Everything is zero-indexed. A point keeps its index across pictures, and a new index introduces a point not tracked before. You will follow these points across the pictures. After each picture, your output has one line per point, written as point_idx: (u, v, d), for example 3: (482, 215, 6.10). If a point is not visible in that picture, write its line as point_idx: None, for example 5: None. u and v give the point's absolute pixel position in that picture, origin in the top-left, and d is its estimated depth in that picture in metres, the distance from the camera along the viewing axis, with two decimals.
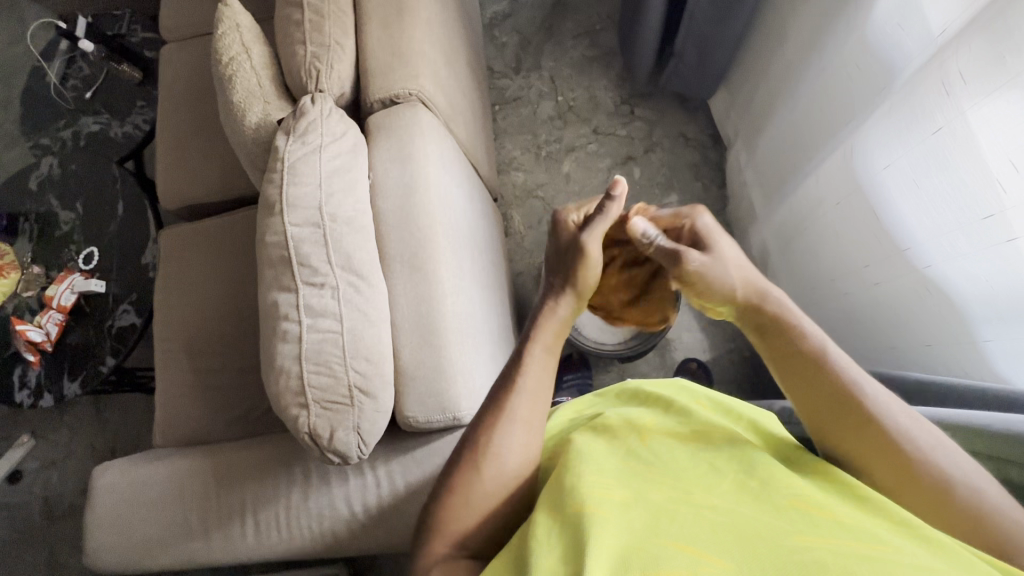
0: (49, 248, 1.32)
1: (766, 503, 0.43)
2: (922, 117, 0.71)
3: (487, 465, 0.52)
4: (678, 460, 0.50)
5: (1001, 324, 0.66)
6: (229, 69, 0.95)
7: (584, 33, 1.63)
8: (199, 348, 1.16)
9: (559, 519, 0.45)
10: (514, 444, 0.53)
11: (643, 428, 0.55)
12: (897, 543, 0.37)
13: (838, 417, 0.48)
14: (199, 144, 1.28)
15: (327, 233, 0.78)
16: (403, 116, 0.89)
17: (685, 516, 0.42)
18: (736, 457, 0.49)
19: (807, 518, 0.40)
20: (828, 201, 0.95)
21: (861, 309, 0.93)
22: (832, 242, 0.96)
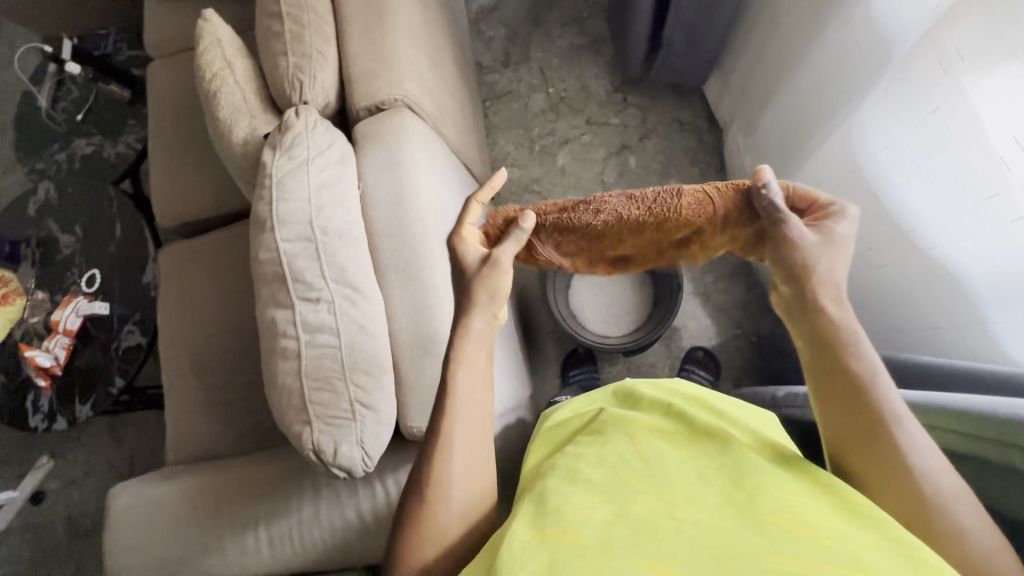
0: (52, 273, 1.33)
1: (750, 517, 0.43)
2: (920, 94, 0.69)
3: (436, 496, 0.54)
4: (668, 471, 0.50)
5: (1008, 307, 0.64)
6: (213, 84, 0.94)
7: (572, 21, 1.61)
8: (205, 364, 1.17)
9: (538, 534, 0.44)
10: (461, 471, 0.55)
11: (637, 434, 0.57)
12: (875, 562, 0.37)
13: (857, 438, 0.49)
14: (191, 160, 1.27)
15: (320, 247, 0.78)
16: (389, 123, 0.88)
17: (667, 533, 0.42)
18: (727, 467, 0.49)
19: (786, 534, 0.40)
20: (830, 182, 0.92)
21: (866, 293, 0.91)
22: None
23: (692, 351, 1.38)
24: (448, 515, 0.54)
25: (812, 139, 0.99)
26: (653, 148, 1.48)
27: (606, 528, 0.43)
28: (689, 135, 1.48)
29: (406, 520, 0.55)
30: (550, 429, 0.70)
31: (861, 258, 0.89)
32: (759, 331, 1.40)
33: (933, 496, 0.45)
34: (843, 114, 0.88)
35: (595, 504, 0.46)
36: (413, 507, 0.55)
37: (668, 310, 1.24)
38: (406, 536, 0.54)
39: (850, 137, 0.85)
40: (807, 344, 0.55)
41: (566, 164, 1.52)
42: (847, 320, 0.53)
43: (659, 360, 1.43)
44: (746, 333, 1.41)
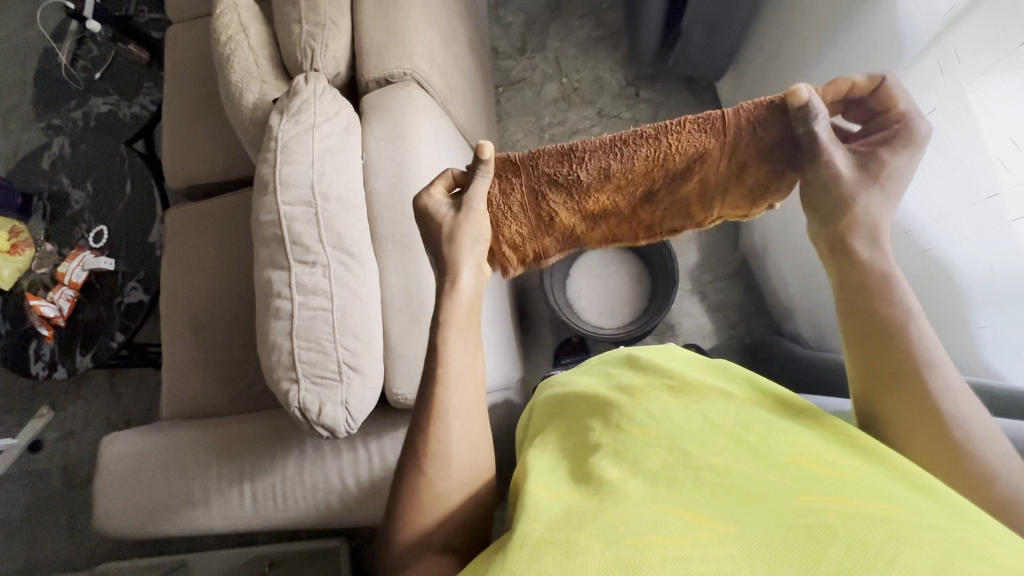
0: (62, 226, 1.36)
1: (766, 460, 0.44)
2: (922, 97, 0.69)
3: (439, 464, 0.56)
4: (675, 422, 0.52)
5: (999, 310, 0.64)
6: (228, 48, 0.96)
7: (590, 12, 1.60)
8: (202, 324, 1.19)
9: (556, 496, 0.47)
10: (461, 442, 0.57)
11: (640, 394, 0.59)
12: (894, 499, 0.39)
13: (886, 385, 0.50)
14: (203, 124, 1.29)
15: (319, 212, 0.79)
16: (397, 95, 0.89)
17: (686, 480, 0.43)
18: (734, 420, 0.51)
19: (805, 475, 0.42)
20: None
21: None
22: None
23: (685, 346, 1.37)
24: (448, 483, 0.56)
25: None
26: None
27: (623, 483, 0.45)
28: None
29: (406, 491, 0.56)
30: (555, 395, 0.73)
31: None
32: (753, 333, 1.40)
33: (962, 442, 0.46)
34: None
35: (610, 464, 0.49)
36: (411, 479, 0.56)
37: (664, 303, 1.24)
38: (406, 504, 0.56)
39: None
40: (839, 290, 0.55)
41: None
42: (884, 263, 0.53)
43: None
44: (740, 334, 1.41)
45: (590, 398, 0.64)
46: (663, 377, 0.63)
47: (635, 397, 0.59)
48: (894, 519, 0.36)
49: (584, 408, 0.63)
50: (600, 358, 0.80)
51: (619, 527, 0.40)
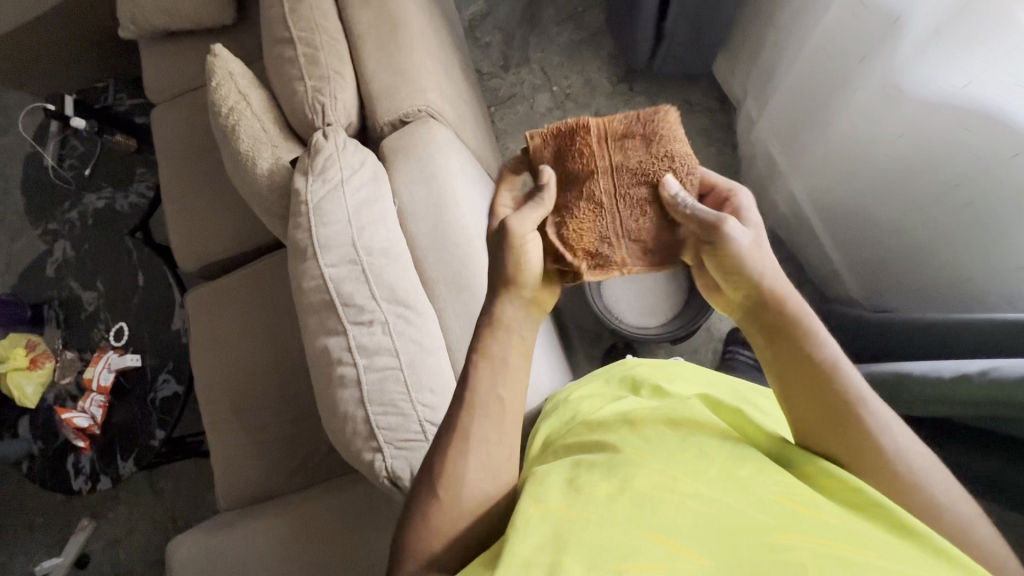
0: (78, 331, 1.31)
1: (750, 493, 0.40)
2: (1005, 16, 0.63)
3: (472, 471, 0.49)
4: (668, 446, 0.46)
5: None
6: (230, 119, 0.93)
7: (567, 18, 1.60)
8: (245, 405, 1.14)
9: (541, 509, 0.42)
10: (476, 463, 0.49)
11: (637, 417, 0.53)
12: (873, 542, 0.35)
13: (831, 432, 0.45)
14: (208, 199, 1.26)
15: (366, 268, 0.76)
16: (418, 134, 0.86)
17: (670, 505, 0.39)
18: (729, 446, 0.46)
19: (789, 512, 0.38)
20: (876, 139, 0.89)
21: (930, 245, 0.88)
22: (900, 182, 0.88)
23: (734, 330, 1.34)
24: (455, 509, 0.48)
25: (852, 91, 0.91)
26: None
27: (608, 504, 0.40)
28: (701, 116, 1.47)
29: (415, 512, 0.48)
30: (574, 408, 0.67)
31: (932, 201, 0.83)
32: None
33: (905, 473, 0.43)
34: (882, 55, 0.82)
35: (596, 481, 0.43)
36: (423, 498, 0.49)
37: None
38: (410, 527, 0.48)
39: (910, 81, 0.77)
40: (766, 341, 0.50)
41: None
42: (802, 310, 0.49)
43: (702, 346, 1.40)
44: None
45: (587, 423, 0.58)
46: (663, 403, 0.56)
47: (634, 422, 0.52)
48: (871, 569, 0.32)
49: (584, 431, 0.56)
50: (588, 379, 0.75)
51: (593, 555, 0.36)
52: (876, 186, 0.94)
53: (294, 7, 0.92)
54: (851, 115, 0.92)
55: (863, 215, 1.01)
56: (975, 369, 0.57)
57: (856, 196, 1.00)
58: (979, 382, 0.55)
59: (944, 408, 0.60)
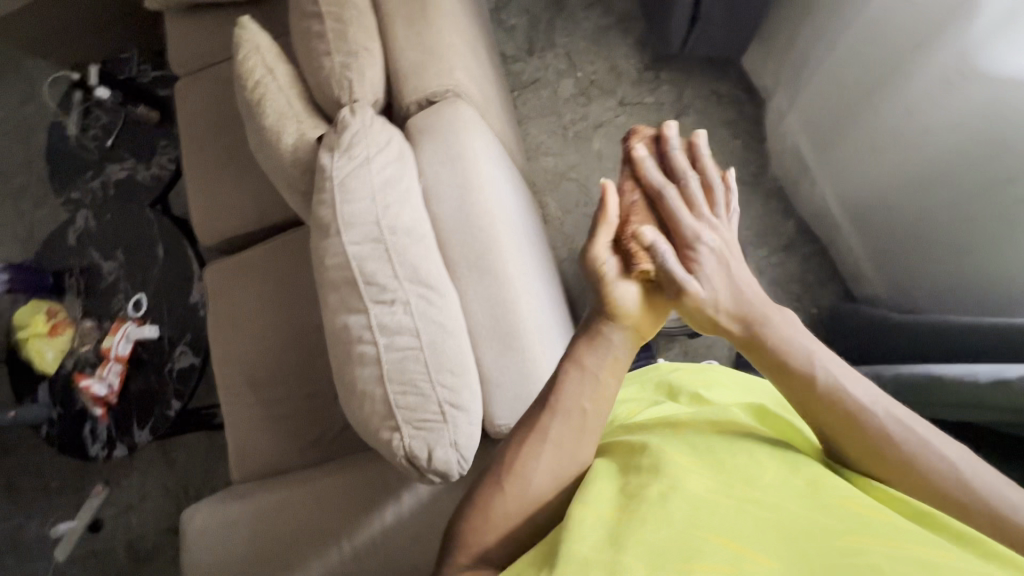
0: (98, 300, 1.32)
1: (814, 503, 0.42)
2: None
3: (545, 454, 0.50)
4: (718, 452, 0.48)
5: None
6: (257, 93, 0.92)
7: (595, 2, 1.57)
8: (261, 379, 1.15)
9: (596, 513, 0.44)
10: (547, 448, 0.50)
11: (679, 422, 0.54)
12: (939, 545, 0.38)
13: (862, 454, 0.45)
14: (229, 172, 1.26)
15: (390, 247, 0.76)
16: (444, 114, 0.85)
17: (728, 509, 0.41)
18: (780, 455, 0.47)
19: (854, 516, 0.40)
20: (930, 127, 0.85)
21: (970, 244, 0.86)
22: (948, 175, 0.85)
23: None
24: (516, 499, 0.49)
25: (908, 74, 0.86)
26: (691, 124, 1.45)
27: (663, 501, 0.43)
28: (728, 108, 1.44)
29: (482, 485, 0.51)
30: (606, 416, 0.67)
31: (980, 200, 0.82)
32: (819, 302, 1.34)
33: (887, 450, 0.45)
34: (949, 36, 0.77)
35: (646, 480, 0.46)
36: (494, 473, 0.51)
37: None
38: (471, 512, 0.50)
39: (983, 62, 0.73)
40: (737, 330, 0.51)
41: (601, 148, 1.50)
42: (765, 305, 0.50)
43: (717, 341, 1.38)
44: None
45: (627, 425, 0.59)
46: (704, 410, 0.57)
47: (676, 427, 0.53)
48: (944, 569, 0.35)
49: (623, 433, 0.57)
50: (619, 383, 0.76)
51: (653, 552, 0.39)
52: (923, 180, 0.90)
53: None
54: (906, 101, 0.88)
55: (898, 211, 0.98)
56: (1015, 375, 0.56)
57: (894, 190, 0.97)
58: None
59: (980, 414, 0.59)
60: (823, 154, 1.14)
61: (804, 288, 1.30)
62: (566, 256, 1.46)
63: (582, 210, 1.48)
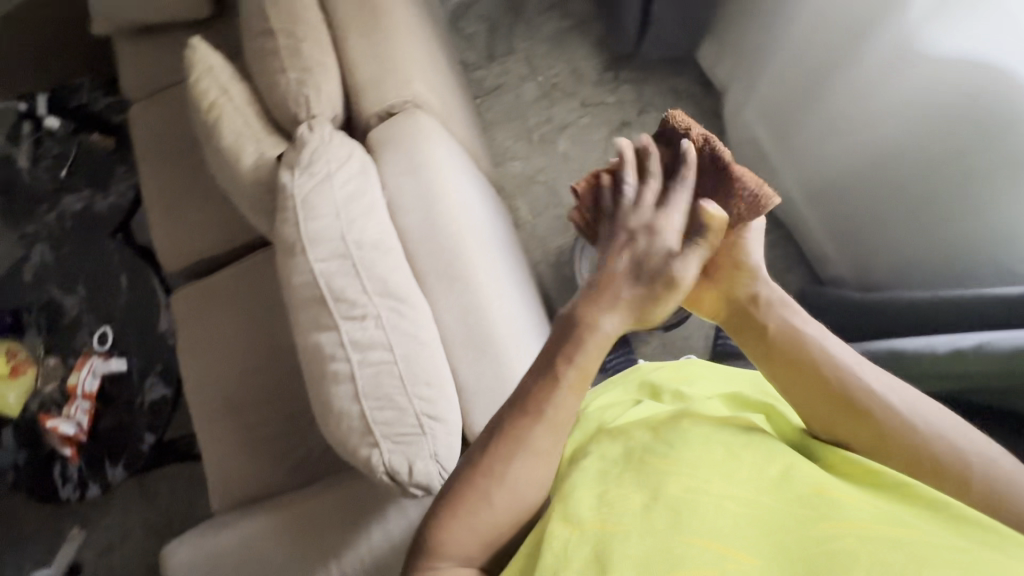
0: (61, 336, 1.28)
1: (789, 494, 0.43)
2: None
3: (516, 457, 0.48)
4: (696, 445, 0.48)
5: None
6: (212, 114, 0.91)
7: (551, 7, 1.59)
8: (238, 405, 1.12)
9: (578, 527, 0.45)
10: (522, 455, 0.49)
11: (654, 419, 0.54)
12: (911, 524, 0.39)
13: (876, 447, 0.46)
14: (191, 197, 1.23)
15: (357, 262, 0.75)
16: (404, 125, 0.85)
17: (707, 508, 0.43)
18: (756, 446, 0.48)
19: (828, 503, 0.42)
20: (882, 112, 0.88)
21: (925, 219, 0.89)
22: (901, 153, 0.88)
23: None
24: (491, 503, 0.49)
25: (857, 54, 0.88)
26: (653, 121, 1.48)
27: (645, 513, 0.44)
28: (687, 103, 1.47)
29: (454, 489, 0.50)
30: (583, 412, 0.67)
31: (929, 174, 0.85)
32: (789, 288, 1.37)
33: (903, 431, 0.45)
34: (889, 25, 0.81)
35: (627, 488, 0.47)
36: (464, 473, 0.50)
37: None
38: (443, 517, 0.49)
39: (926, 45, 0.76)
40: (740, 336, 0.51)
41: (567, 149, 1.51)
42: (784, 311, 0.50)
43: (694, 332, 1.40)
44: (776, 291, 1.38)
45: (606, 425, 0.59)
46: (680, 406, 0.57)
47: (652, 425, 0.53)
48: (912, 544, 0.37)
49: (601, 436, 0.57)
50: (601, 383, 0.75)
51: (642, 563, 0.41)
52: (878, 158, 0.92)
53: None
54: (857, 81, 0.90)
55: (859, 192, 1.00)
56: (969, 345, 0.59)
57: (851, 173, 1.00)
58: (979, 358, 0.57)
59: (939, 385, 0.62)
60: (780, 144, 1.17)
61: (773, 274, 1.33)
62: (541, 259, 1.47)
63: (553, 212, 1.49)
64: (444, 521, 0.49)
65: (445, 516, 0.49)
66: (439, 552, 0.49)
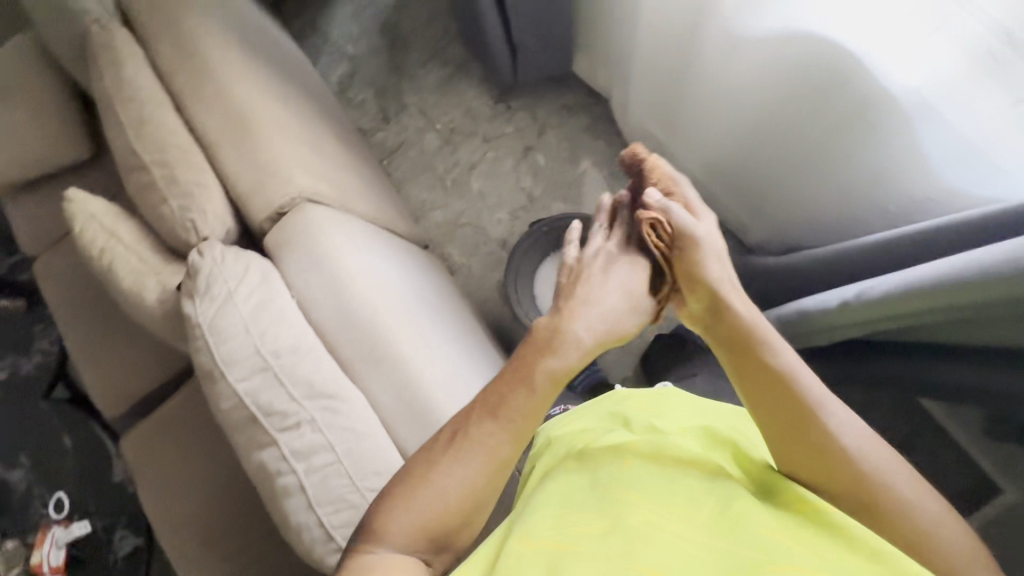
0: (15, 516, 1.21)
1: (742, 534, 0.45)
2: None
3: (464, 448, 0.52)
4: (659, 487, 0.51)
5: (972, 100, 0.58)
6: (105, 259, 0.89)
7: (430, 57, 1.64)
8: (213, 535, 1.08)
9: (533, 548, 0.47)
10: (471, 451, 0.52)
11: (627, 452, 0.56)
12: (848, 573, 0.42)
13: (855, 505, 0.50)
14: (116, 338, 1.20)
15: (278, 371, 0.74)
16: (296, 223, 0.86)
17: (660, 543, 0.45)
18: (716, 489, 0.50)
19: (775, 547, 0.44)
20: (737, 90, 0.92)
21: (810, 173, 0.93)
22: (768, 120, 0.92)
23: None
24: (435, 491, 0.51)
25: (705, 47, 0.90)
26: (554, 139, 1.52)
27: (601, 540, 0.46)
28: (580, 115, 1.52)
29: (405, 478, 0.53)
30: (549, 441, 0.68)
31: (798, 134, 0.88)
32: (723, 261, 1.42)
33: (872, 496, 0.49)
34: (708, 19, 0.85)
35: (589, 519, 0.49)
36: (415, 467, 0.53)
37: None
38: (389, 506, 0.52)
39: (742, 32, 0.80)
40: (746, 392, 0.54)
41: (482, 186, 1.54)
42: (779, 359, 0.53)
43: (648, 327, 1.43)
44: None
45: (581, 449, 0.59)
46: (654, 434, 0.58)
47: (624, 459, 0.55)
48: None
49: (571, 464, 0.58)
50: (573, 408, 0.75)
51: None
52: (754, 131, 0.96)
53: (138, 133, 0.90)
54: (710, 68, 0.92)
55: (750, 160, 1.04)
56: (852, 295, 0.62)
57: (738, 145, 1.04)
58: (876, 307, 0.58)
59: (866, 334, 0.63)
60: (669, 135, 1.22)
61: None
62: (485, 297, 1.48)
63: (485, 249, 1.51)
64: (393, 512, 0.52)
65: (395, 510, 0.52)
66: (374, 539, 0.51)
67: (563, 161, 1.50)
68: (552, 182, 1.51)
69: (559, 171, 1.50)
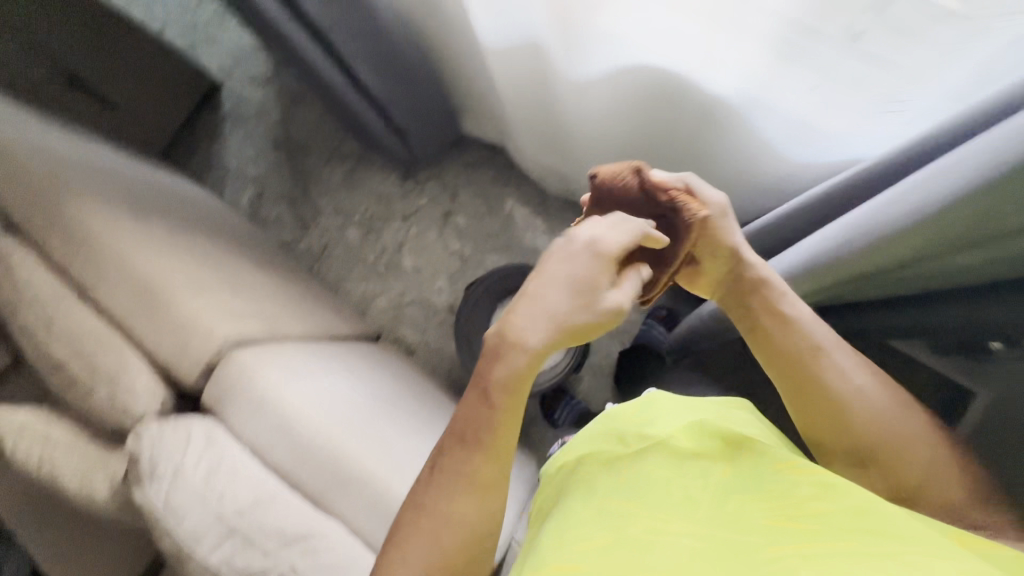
0: None
1: (745, 524, 0.48)
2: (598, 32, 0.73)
3: (460, 449, 0.57)
4: (659, 492, 0.53)
5: (789, 92, 0.66)
6: (43, 468, 0.86)
7: (330, 157, 1.68)
8: None
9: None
10: (467, 455, 0.57)
11: (621, 465, 0.60)
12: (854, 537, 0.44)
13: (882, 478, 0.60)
14: (87, 534, 1.15)
15: (244, 529, 0.72)
16: (228, 375, 0.87)
17: (662, 545, 0.47)
18: (715, 485, 0.53)
19: (782, 532, 0.46)
20: (603, 124, 0.99)
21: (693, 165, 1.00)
22: (641, 136, 0.99)
23: (655, 310, 1.39)
24: (438, 508, 0.56)
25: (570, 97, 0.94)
26: (468, 198, 1.57)
27: (603, 552, 0.48)
28: (485, 168, 1.58)
29: (415, 491, 0.58)
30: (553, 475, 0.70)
31: (669, 141, 0.96)
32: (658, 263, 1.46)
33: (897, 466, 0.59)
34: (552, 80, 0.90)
35: (588, 533, 0.51)
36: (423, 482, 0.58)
37: None
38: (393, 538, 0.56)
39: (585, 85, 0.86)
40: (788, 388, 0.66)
41: (415, 262, 1.57)
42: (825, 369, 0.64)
43: (611, 345, 1.46)
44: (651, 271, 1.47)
45: (582, 473, 0.63)
46: (652, 442, 0.62)
47: (619, 474, 0.58)
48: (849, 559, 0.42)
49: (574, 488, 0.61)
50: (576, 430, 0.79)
51: None
52: (643, 144, 1.01)
53: (47, 334, 0.89)
54: (581, 113, 0.96)
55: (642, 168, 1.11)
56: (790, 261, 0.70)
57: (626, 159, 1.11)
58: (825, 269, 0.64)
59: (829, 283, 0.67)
60: (566, 167, 1.27)
61: None
62: (450, 366, 1.48)
63: (436, 320, 1.53)
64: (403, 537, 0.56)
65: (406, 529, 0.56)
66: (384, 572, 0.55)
67: (482, 216, 1.55)
68: (479, 238, 1.55)
69: (481, 226, 1.55)
